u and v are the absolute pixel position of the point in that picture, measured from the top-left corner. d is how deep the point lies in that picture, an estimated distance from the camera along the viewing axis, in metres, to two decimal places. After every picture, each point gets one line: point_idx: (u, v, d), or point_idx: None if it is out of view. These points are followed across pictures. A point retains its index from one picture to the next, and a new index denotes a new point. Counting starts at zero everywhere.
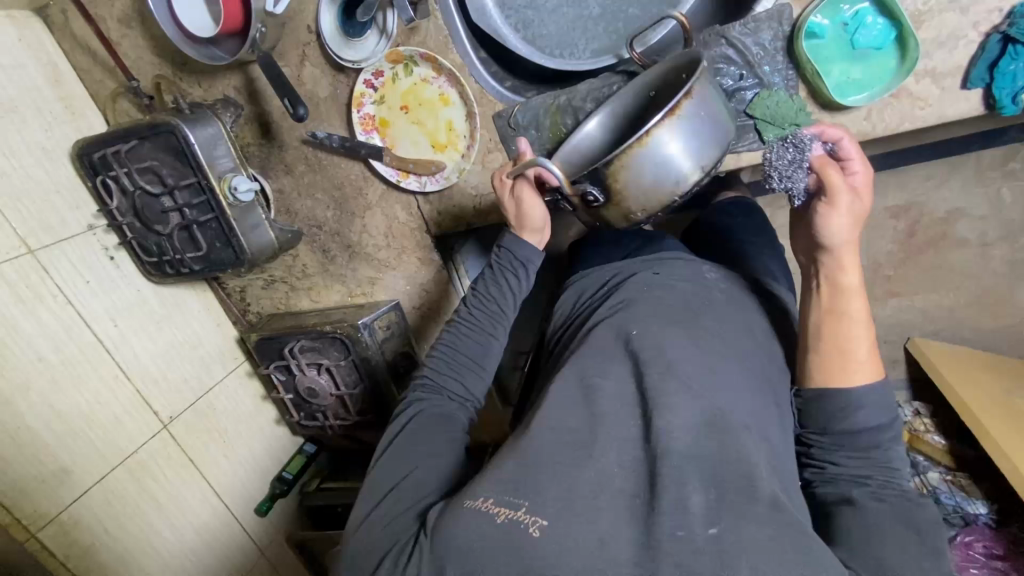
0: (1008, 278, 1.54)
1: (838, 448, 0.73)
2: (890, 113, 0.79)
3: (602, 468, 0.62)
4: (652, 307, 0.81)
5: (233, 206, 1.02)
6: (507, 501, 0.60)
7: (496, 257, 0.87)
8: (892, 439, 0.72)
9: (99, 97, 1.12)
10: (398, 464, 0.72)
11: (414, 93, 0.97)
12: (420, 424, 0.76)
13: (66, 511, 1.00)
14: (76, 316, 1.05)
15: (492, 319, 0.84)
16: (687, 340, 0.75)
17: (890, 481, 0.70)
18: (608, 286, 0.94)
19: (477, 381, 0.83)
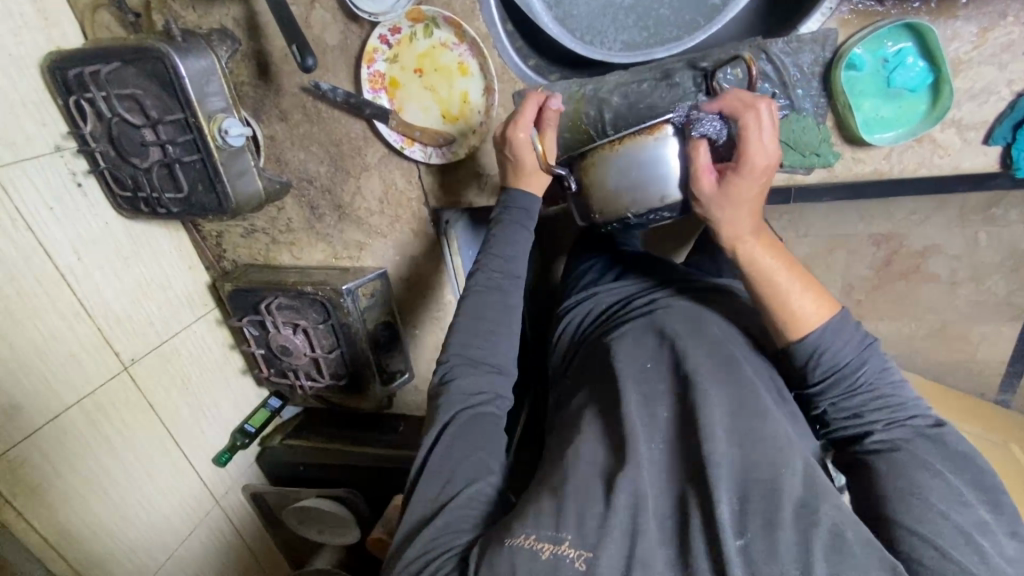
0: (967, 315, 1.62)
1: (838, 397, 0.78)
2: (909, 156, 0.79)
3: (637, 488, 0.70)
4: (660, 326, 0.87)
5: (221, 149, 0.95)
6: (550, 535, 0.67)
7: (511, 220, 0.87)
8: (881, 367, 0.78)
9: (77, 4, 1.00)
10: (444, 477, 0.76)
11: (431, 56, 0.91)
12: (454, 429, 0.78)
13: (14, 449, 0.95)
14: (36, 245, 0.98)
15: (506, 294, 0.87)
16: (701, 356, 0.80)
17: (896, 419, 0.76)
18: (612, 313, 1.01)
19: (504, 361, 0.85)
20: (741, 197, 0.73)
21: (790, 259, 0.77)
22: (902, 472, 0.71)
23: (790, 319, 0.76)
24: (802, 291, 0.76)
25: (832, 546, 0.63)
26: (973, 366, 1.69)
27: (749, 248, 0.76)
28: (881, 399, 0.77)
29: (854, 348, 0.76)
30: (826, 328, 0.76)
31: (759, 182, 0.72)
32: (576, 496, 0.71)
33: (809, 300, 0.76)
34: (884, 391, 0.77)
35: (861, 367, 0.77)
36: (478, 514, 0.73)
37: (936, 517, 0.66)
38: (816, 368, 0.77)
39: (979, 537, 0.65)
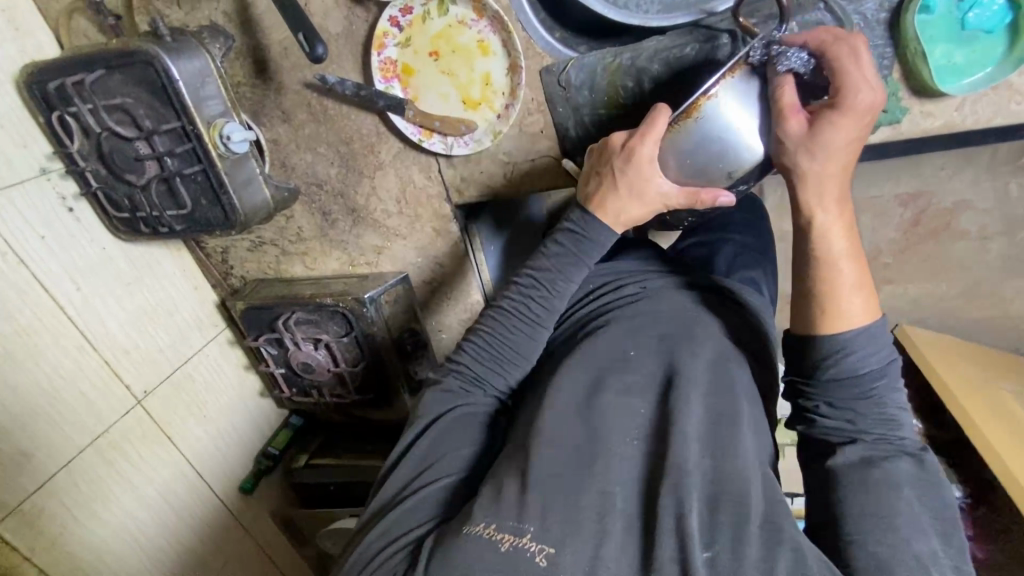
0: (999, 271, 1.50)
1: (841, 398, 0.68)
2: (984, 105, 0.75)
3: (606, 485, 0.64)
4: (638, 322, 0.79)
5: (224, 157, 0.87)
6: (511, 526, 0.61)
7: (564, 239, 0.77)
8: (895, 384, 0.67)
9: (48, 11, 0.90)
10: (421, 457, 0.73)
11: (447, 36, 0.84)
12: (449, 419, 0.76)
13: (28, 501, 0.88)
14: (31, 278, 0.89)
15: (543, 309, 0.77)
16: (694, 357, 0.73)
17: (888, 436, 0.66)
18: (595, 298, 0.90)
19: (516, 370, 0.79)
20: (831, 147, 0.65)
21: (858, 251, 0.69)
22: (875, 491, 0.62)
23: (827, 309, 0.68)
24: (853, 288, 0.67)
25: (794, 563, 0.58)
26: (1009, 325, 1.56)
27: (826, 212, 0.67)
28: (881, 415, 0.66)
29: (881, 358, 0.67)
30: (868, 326, 0.67)
31: (854, 132, 0.64)
32: (546, 489, 0.64)
33: (857, 300, 0.67)
34: (885, 404, 0.67)
35: (877, 377, 0.66)
36: (442, 501, 0.69)
37: (893, 539, 0.59)
38: (834, 361, 0.67)
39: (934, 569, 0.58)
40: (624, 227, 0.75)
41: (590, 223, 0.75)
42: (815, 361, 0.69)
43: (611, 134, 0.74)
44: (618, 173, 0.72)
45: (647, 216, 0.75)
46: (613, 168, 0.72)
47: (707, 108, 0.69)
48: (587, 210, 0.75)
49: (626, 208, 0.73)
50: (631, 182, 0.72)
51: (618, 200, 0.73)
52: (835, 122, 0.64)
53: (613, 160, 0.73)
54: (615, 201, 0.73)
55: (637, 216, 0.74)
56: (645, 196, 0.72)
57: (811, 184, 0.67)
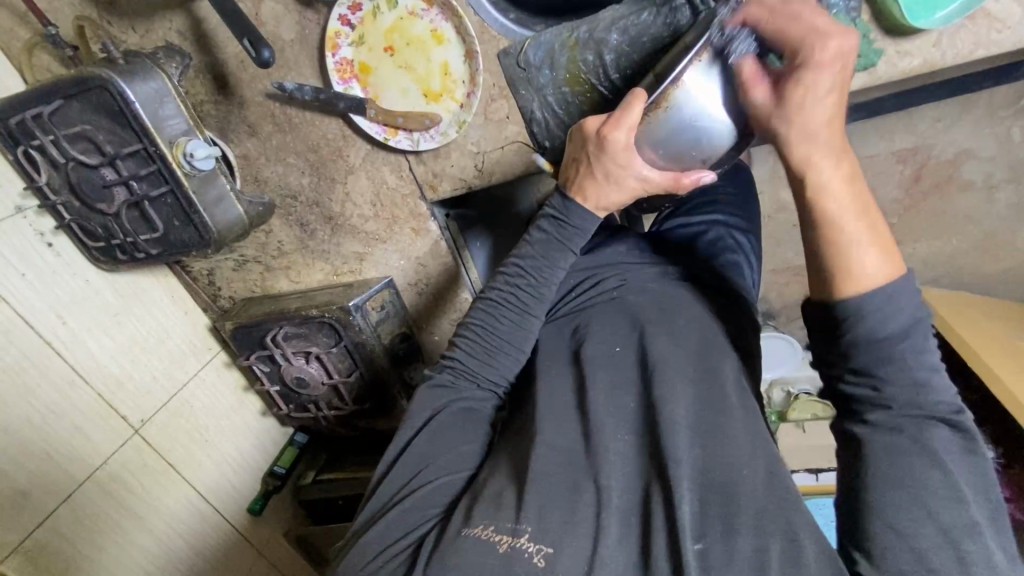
0: (1011, 220, 1.41)
1: (871, 367, 0.58)
2: (964, 37, 0.72)
3: (599, 480, 0.62)
4: (624, 316, 0.77)
5: (190, 176, 0.86)
6: (509, 526, 0.60)
7: (547, 225, 0.75)
8: (918, 346, 0.58)
9: (9, 49, 0.91)
10: (416, 458, 0.69)
11: (400, 29, 0.82)
12: (443, 417, 0.72)
13: (30, 537, 0.88)
14: (14, 316, 0.89)
15: (532, 298, 0.75)
16: (686, 347, 0.70)
17: (927, 401, 0.57)
18: (578, 292, 0.85)
19: (511, 363, 0.76)
20: (807, 106, 0.59)
21: (868, 201, 0.60)
22: (897, 461, 0.56)
23: (835, 266, 0.59)
24: (865, 245, 0.58)
25: (788, 553, 0.55)
26: None
27: (820, 171, 0.59)
28: (911, 385, 0.57)
29: (903, 319, 0.57)
30: (887, 286, 0.57)
31: (833, 79, 0.58)
32: (544, 487, 0.62)
33: (869, 257, 0.58)
34: (909, 369, 0.57)
35: (894, 343, 0.57)
36: (444, 501, 0.67)
37: (913, 511, 0.54)
38: (847, 325, 0.59)
39: (964, 539, 0.53)
40: (605, 210, 0.73)
41: (569, 210, 0.73)
42: (830, 325, 0.61)
43: (581, 120, 0.71)
44: (594, 159, 0.69)
45: (628, 201, 0.72)
46: (588, 154, 0.68)
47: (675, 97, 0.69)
48: (568, 194, 0.73)
49: (606, 195, 0.71)
50: (607, 168, 0.69)
51: (598, 187, 0.71)
52: (806, 81, 0.59)
53: (586, 147, 0.70)
54: (594, 189, 0.71)
55: (617, 202, 0.72)
56: (623, 181, 0.69)
57: (814, 144, 0.59)
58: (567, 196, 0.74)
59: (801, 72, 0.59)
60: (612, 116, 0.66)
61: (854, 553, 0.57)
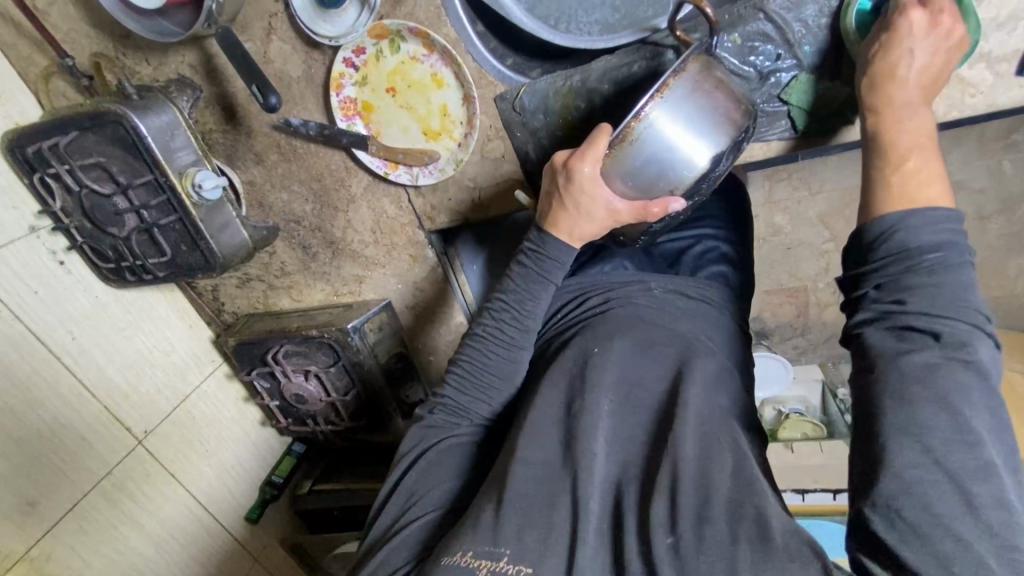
0: (1001, 251, 1.41)
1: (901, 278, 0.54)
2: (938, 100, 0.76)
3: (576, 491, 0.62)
4: (607, 325, 0.77)
5: (198, 205, 0.90)
6: (487, 550, 0.59)
7: (527, 258, 0.75)
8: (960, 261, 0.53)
9: (27, 77, 0.94)
10: (404, 496, 0.73)
11: (401, 73, 0.87)
12: (432, 455, 0.75)
13: (37, 546, 0.92)
14: (27, 332, 0.93)
15: (518, 333, 0.76)
16: (661, 368, 0.71)
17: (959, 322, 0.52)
18: (567, 317, 0.86)
19: (500, 396, 0.78)
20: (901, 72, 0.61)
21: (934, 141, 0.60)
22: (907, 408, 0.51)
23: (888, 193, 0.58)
24: (935, 173, 0.57)
25: (759, 535, 0.54)
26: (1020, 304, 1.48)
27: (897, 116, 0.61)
28: (937, 294, 0.53)
29: (935, 234, 0.54)
30: (932, 206, 0.55)
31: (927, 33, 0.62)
32: (519, 505, 0.62)
33: (925, 183, 0.57)
34: (941, 287, 0.53)
35: (937, 257, 0.53)
36: (425, 538, 0.68)
37: (921, 458, 0.49)
38: (881, 243, 0.56)
39: (971, 483, 0.48)
40: (581, 242, 0.74)
41: (546, 243, 0.73)
42: (863, 252, 0.58)
43: (554, 154, 0.72)
44: (566, 192, 0.70)
45: (601, 231, 0.73)
46: (557, 188, 0.70)
47: (641, 131, 0.68)
48: (544, 228, 0.74)
49: (578, 226, 0.72)
50: (577, 200, 0.70)
51: (570, 219, 0.72)
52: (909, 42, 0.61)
53: (558, 180, 0.71)
54: (568, 221, 0.72)
55: (591, 232, 0.73)
56: (593, 213, 0.71)
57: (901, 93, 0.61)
58: (542, 230, 0.74)
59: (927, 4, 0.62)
60: (579, 150, 0.68)
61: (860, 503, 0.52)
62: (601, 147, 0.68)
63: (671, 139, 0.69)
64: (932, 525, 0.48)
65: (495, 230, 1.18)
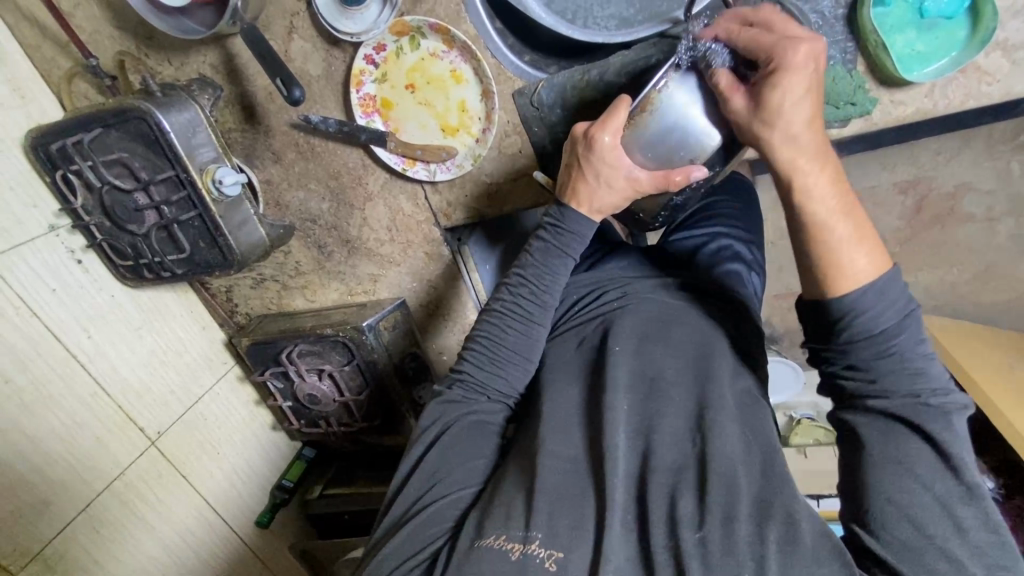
0: (1012, 251, 1.37)
1: (875, 359, 0.60)
2: (955, 88, 0.76)
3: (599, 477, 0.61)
4: (627, 321, 0.75)
5: (218, 202, 0.91)
6: (521, 535, 0.59)
7: (547, 235, 0.77)
8: (917, 335, 0.60)
9: (51, 78, 0.96)
10: (428, 474, 0.71)
11: (421, 69, 0.89)
12: (453, 431, 0.74)
13: (50, 546, 0.91)
14: (44, 329, 0.93)
15: (536, 307, 0.77)
16: (689, 364, 0.70)
17: (930, 387, 0.58)
18: (579, 305, 0.85)
19: (520, 374, 0.77)
20: (788, 111, 0.60)
21: (850, 200, 0.62)
22: (889, 474, 0.56)
23: (827, 265, 0.61)
24: (853, 241, 0.60)
25: (787, 536, 0.54)
26: None
27: (807, 176, 0.61)
28: (906, 371, 0.59)
29: (897, 312, 0.59)
30: (876, 281, 0.59)
31: (809, 80, 0.60)
32: (549, 495, 0.62)
33: (858, 252, 0.60)
34: (915, 362, 0.59)
35: (893, 337, 0.59)
36: (453, 516, 0.67)
37: (911, 484, 0.55)
38: (845, 324, 0.60)
39: (959, 507, 0.54)
40: (600, 215, 0.75)
41: (566, 217, 0.75)
42: (823, 324, 0.63)
43: (575, 125, 0.74)
44: (586, 161, 0.72)
45: (621, 203, 0.74)
46: (578, 156, 0.71)
47: (659, 100, 0.69)
48: (563, 203, 0.76)
49: (598, 197, 0.73)
50: (598, 170, 0.71)
51: (590, 189, 0.73)
52: (782, 84, 0.60)
53: (578, 149, 0.73)
54: (588, 192, 0.73)
55: (610, 204, 0.74)
56: (613, 182, 0.72)
57: (800, 141, 0.61)
58: (563, 205, 0.76)
59: (776, 74, 0.60)
60: (598, 120, 0.70)
61: (857, 526, 0.57)
62: (622, 117, 0.70)
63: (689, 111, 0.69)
64: (926, 546, 0.53)
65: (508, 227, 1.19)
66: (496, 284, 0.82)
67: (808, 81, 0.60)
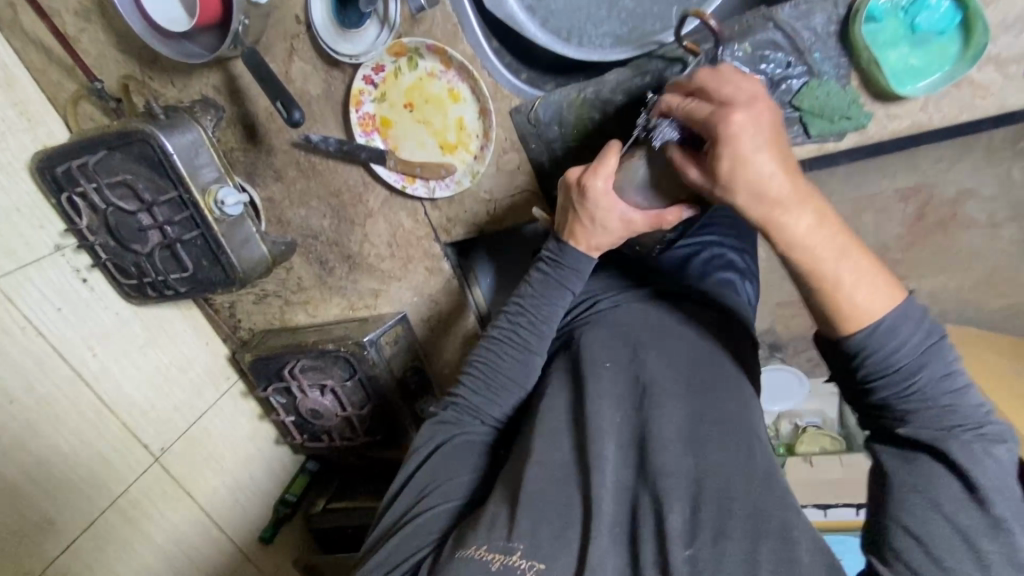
0: (1016, 257, 1.36)
1: (901, 410, 0.59)
2: (948, 102, 0.77)
3: (593, 491, 0.61)
4: (617, 333, 0.75)
5: (220, 221, 0.92)
6: (501, 545, 0.59)
7: (544, 267, 0.78)
8: (938, 371, 0.58)
9: (57, 100, 0.98)
10: (418, 485, 0.71)
11: (419, 88, 0.90)
12: (446, 448, 0.74)
13: (53, 565, 0.91)
14: (48, 348, 0.94)
15: (532, 335, 0.77)
16: (682, 372, 0.69)
17: (956, 416, 0.57)
18: (573, 318, 0.86)
19: (514, 398, 0.78)
20: (741, 170, 0.57)
21: (845, 242, 0.58)
22: (905, 502, 0.56)
23: (833, 314, 0.59)
24: (857, 281, 0.57)
25: (781, 552, 0.54)
26: None
27: (785, 227, 0.57)
28: (930, 411, 0.57)
29: (913, 348, 0.58)
30: (892, 320, 0.57)
31: (757, 141, 0.57)
32: (539, 508, 0.62)
33: (864, 292, 0.57)
34: (938, 402, 0.58)
35: (911, 373, 0.58)
36: (442, 526, 0.67)
37: (926, 509, 0.55)
38: (858, 367, 0.60)
39: (979, 538, 0.52)
40: (598, 252, 0.76)
41: (564, 253, 0.76)
42: (841, 362, 0.61)
43: (568, 171, 0.75)
44: (579, 208, 0.73)
45: (618, 241, 0.76)
46: (573, 203, 0.73)
47: (647, 146, 0.71)
48: (561, 240, 0.77)
49: (595, 237, 0.74)
50: (593, 214, 0.73)
51: (586, 231, 0.74)
52: (724, 149, 0.58)
53: (572, 195, 0.74)
54: (584, 233, 0.74)
55: (607, 242, 0.75)
56: (609, 224, 0.73)
57: (765, 190, 0.57)
58: (561, 241, 0.77)
59: (717, 139, 0.59)
60: (590, 168, 0.71)
61: (869, 554, 0.57)
62: (612, 164, 0.71)
63: (678, 150, 0.70)
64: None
65: (507, 240, 1.20)
66: (494, 309, 0.82)
67: (755, 136, 0.57)
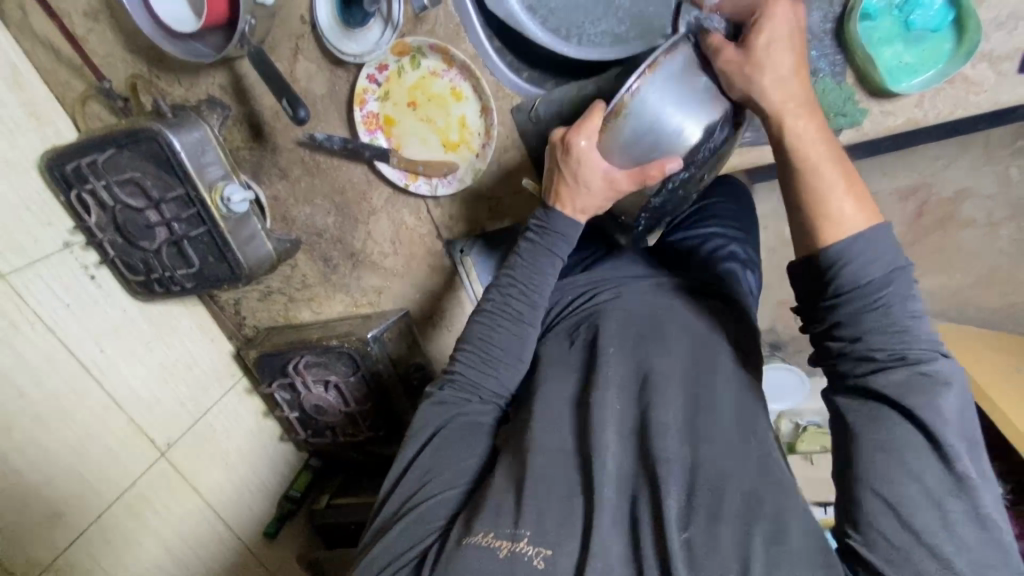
0: (1015, 255, 1.36)
1: (867, 324, 0.60)
2: (942, 99, 0.78)
3: (594, 479, 0.62)
4: (619, 323, 0.76)
5: (226, 218, 0.94)
6: (509, 532, 0.60)
7: (535, 237, 0.80)
8: (903, 290, 0.60)
9: (67, 100, 1.00)
10: (421, 471, 0.72)
11: (422, 87, 0.92)
12: (445, 432, 0.75)
13: (61, 557, 0.92)
14: (58, 344, 0.96)
15: (526, 306, 0.79)
16: (682, 361, 0.70)
17: (915, 342, 0.59)
18: (572, 305, 0.86)
19: (511, 373, 0.79)
20: (773, 61, 0.65)
21: (842, 154, 0.65)
22: (883, 474, 0.56)
23: (815, 210, 0.63)
24: (843, 192, 0.62)
25: (773, 534, 0.56)
26: None
27: (796, 124, 0.65)
28: (891, 328, 0.59)
29: (885, 262, 0.60)
30: (865, 229, 0.61)
31: (793, 33, 0.66)
32: (540, 495, 0.63)
33: (850, 203, 0.62)
34: (903, 322, 0.59)
35: (881, 286, 0.59)
36: (445, 514, 0.68)
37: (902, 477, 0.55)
38: (833, 277, 0.62)
39: (949, 501, 0.54)
40: (583, 215, 0.78)
41: (552, 219, 0.79)
42: (817, 279, 0.64)
43: (554, 131, 0.76)
44: (563, 166, 0.75)
45: (603, 203, 0.77)
46: (556, 161, 0.74)
47: (633, 106, 0.72)
48: (551, 205, 0.79)
49: (579, 198, 0.76)
50: (576, 173, 0.74)
51: (571, 190, 0.76)
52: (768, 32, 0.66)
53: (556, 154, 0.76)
54: (569, 194, 0.77)
55: (591, 206, 0.77)
56: (592, 185, 0.75)
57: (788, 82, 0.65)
58: (550, 208, 0.79)
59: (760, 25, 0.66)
60: (574, 125, 0.72)
61: (846, 529, 0.58)
62: (597, 122, 0.72)
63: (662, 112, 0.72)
64: (921, 552, 0.53)
65: None
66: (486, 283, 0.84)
67: (792, 33, 0.66)
